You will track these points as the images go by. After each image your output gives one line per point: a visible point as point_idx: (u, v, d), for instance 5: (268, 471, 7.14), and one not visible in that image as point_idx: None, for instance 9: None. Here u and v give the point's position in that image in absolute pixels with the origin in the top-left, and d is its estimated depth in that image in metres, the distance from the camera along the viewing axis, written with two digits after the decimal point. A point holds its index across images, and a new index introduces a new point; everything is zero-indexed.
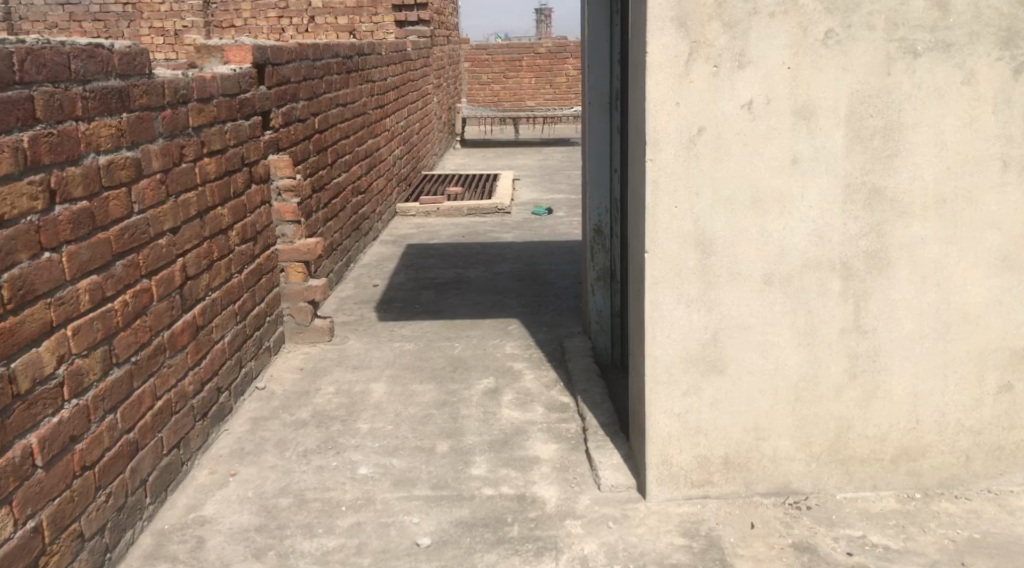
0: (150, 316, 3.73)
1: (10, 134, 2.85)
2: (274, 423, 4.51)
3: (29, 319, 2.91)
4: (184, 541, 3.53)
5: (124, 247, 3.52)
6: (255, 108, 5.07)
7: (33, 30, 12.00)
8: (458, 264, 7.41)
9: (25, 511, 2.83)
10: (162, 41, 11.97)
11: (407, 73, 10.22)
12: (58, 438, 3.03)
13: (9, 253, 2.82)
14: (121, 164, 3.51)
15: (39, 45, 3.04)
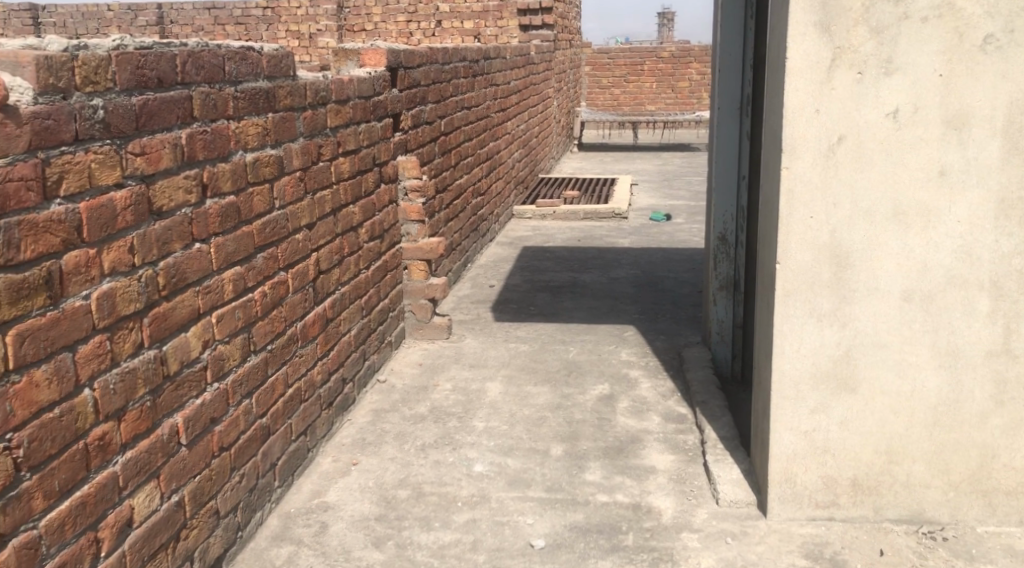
0: (285, 307, 3.90)
1: (170, 132, 3.01)
2: (394, 416, 4.64)
3: (181, 305, 3.08)
4: (309, 525, 3.68)
5: (265, 240, 3.70)
6: (387, 110, 5.22)
7: (182, 32, 12.77)
8: (574, 268, 7.44)
9: (169, 486, 3.01)
10: (297, 45, 12.49)
11: (529, 76, 10.32)
12: (201, 420, 3.21)
13: (166, 242, 2.99)
14: (265, 161, 3.68)
15: (199, 48, 3.20)
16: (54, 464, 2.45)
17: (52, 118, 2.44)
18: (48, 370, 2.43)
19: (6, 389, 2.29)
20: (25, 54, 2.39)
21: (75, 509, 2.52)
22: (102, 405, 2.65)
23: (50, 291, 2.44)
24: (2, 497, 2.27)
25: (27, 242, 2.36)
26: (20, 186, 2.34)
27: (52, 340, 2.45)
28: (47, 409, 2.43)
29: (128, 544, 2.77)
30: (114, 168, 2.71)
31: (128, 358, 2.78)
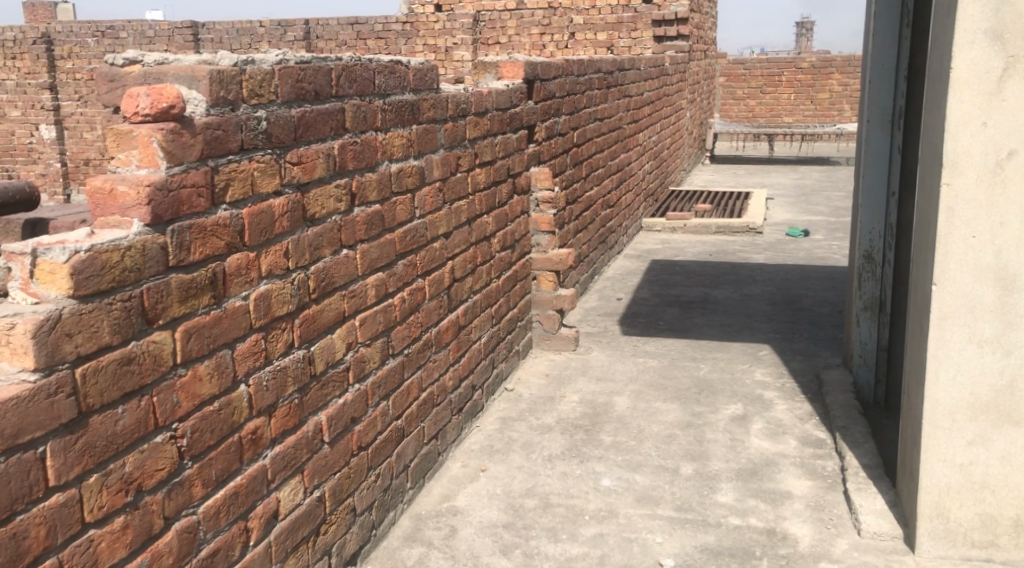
0: (422, 313, 3.99)
1: (324, 142, 3.14)
2: (521, 425, 4.68)
3: (328, 308, 3.20)
4: (439, 528, 3.75)
5: (406, 248, 3.80)
6: (523, 122, 5.28)
7: (327, 46, 13.20)
8: (705, 284, 7.32)
9: (312, 481, 3.13)
10: (433, 58, 12.50)
11: (663, 88, 10.23)
12: (342, 419, 3.32)
13: (317, 248, 3.11)
14: (409, 171, 3.78)
15: (353, 62, 3.32)
16: (212, 455, 2.59)
17: (222, 128, 2.59)
18: (210, 365, 2.57)
19: (173, 381, 2.43)
20: (201, 69, 2.55)
21: (228, 498, 2.66)
22: (255, 401, 2.79)
23: (214, 291, 2.59)
24: (167, 483, 2.42)
25: (197, 244, 2.51)
26: (192, 192, 2.49)
27: (214, 337, 2.59)
28: (208, 402, 2.57)
29: (274, 535, 2.90)
30: (274, 176, 2.85)
31: (279, 356, 2.91)
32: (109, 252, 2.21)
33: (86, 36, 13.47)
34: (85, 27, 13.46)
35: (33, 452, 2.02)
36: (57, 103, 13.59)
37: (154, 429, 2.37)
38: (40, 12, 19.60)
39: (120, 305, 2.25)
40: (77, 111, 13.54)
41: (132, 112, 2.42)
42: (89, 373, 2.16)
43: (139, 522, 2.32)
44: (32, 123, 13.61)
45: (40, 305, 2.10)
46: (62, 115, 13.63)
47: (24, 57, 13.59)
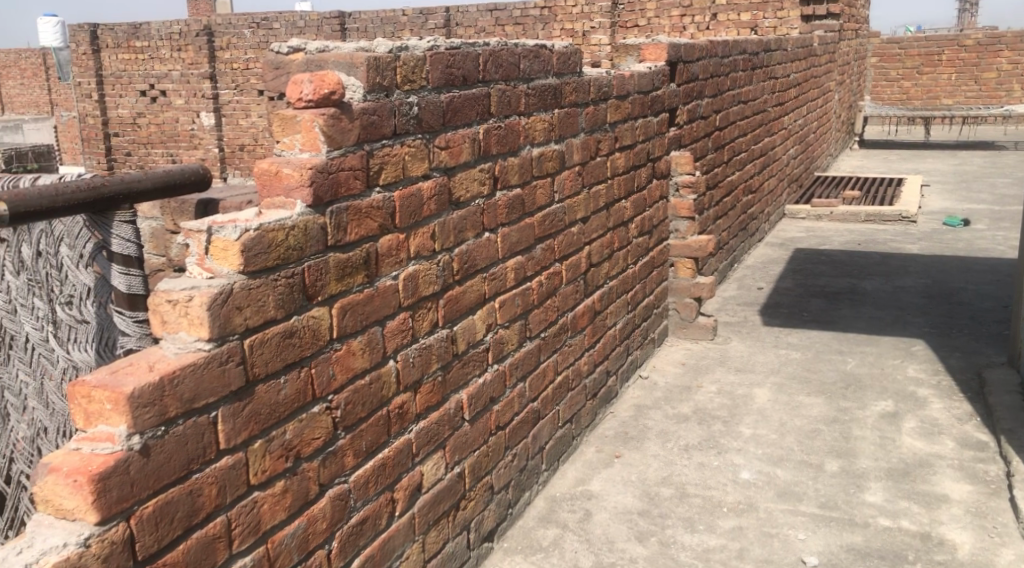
0: (559, 297, 3.99)
1: (470, 127, 3.17)
2: (656, 413, 4.65)
3: (470, 289, 3.26)
4: (574, 510, 3.79)
5: (545, 232, 3.79)
6: (665, 105, 5.20)
7: (466, 33, 13.47)
8: (853, 274, 7.05)
9: (453, 458, 3.21)
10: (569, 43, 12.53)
11: (811, 69, 9.87)
12: (481, 399, 3.38)
13: (460, 231, 3.17)
14: (550, 156, 3.76)
15: (499, 47, 3.33)
16: (363, 426, 2.70)
17: (377, 114, 2.68)
18: (362, 340, 2.68)
19: (330, 354, 2.55)
20: (359, 56, 2.64)
21: (377, 469, 2.78)
22: (403, 377, 2.88)
23: (367, 270, 2.70)
24: (322, 451, 2.54)
25: (352, 225, 2.62)
26: (350, 175, 2.60)
27: (367, 315, 2.70)
28: (360, 375, 2.69)
29: (417, 507, 3.01)
30: (423, 161, 2.92)
31: (425, 335, 3.00)
32: (275, 232, 2.34)
33: (242, 26, 13.93)
34: (242, 18, 13.98)
35: (206, 416, 2.17)
36: (215, 91, 14.23)
37: (312, 399, 2.49)
38: (199, 5, 20.47)
39: (284, 282, 2.38)
40: (233, 99, 14.14)
41: (296, 98, 2.54)
42: (256, 344, 2.29)
43: (297, 487, 2.45)
44: (193, 110, 14.36)
45: (214, 279, 2.25)
46: (219, 104, 14.23)
47: (187, 48, 14.17)
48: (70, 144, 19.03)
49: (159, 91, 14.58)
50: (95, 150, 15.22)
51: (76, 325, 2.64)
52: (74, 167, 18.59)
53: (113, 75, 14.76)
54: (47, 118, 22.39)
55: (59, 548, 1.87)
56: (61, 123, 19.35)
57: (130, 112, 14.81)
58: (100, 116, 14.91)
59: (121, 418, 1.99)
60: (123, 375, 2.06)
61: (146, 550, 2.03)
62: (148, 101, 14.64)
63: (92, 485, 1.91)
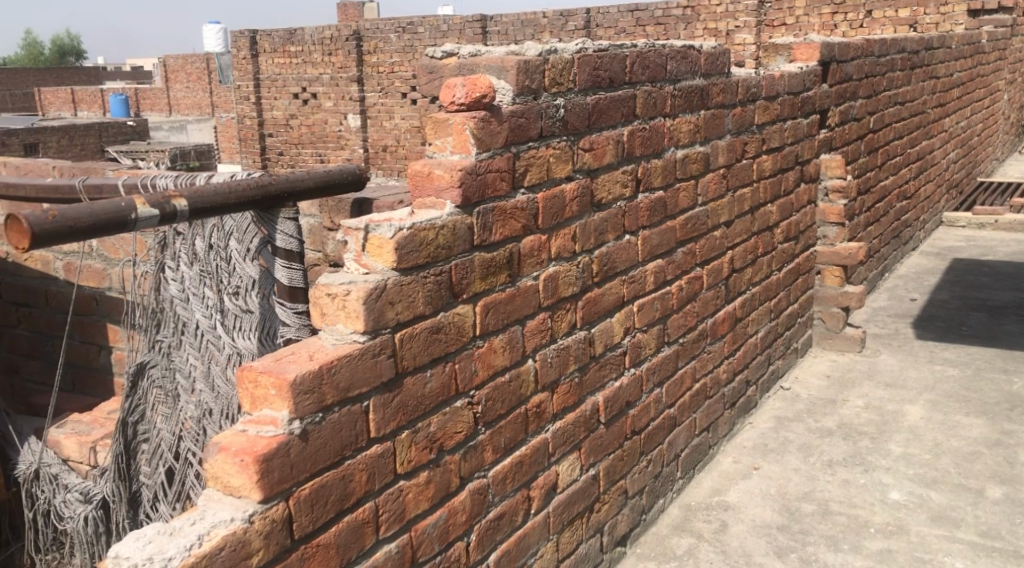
0: (699, 303, 3.92)
1: (615, 129, 3.17)
2: (798, 426, 4.52)
3: (610, 292, 3.25)
4: (710, 521, 3.73)
5: (687, 235, 3.74)
6: (815, 106, 5.05)
7: (605, 35, 12.84)
8: (1019, 288, 6.64)
9: (588, 459, 3.22)
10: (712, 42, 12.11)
11: (977, 68, 9.35)
12: (618, 402, 3.37)
13: (601, 233, 3.16)
14: (694, 158, 3.72)
15: (647, 48, 3.31)
16: (502, 423, 2.76)
17: (524, 117, 2.73)
18: (504, 339, 2.74)
19: (473, 351, 2.62)
20: (510, 59, 2.69)
21: (514, 466, 2.82)
22: (541, 376, 2.92)
23: (510, 270, 2.75)
24: (464, 445, 2.61)
25: (497, 225, 2.68)
26: (496, 176, 2.65)
27: (508, 314, 2.75)
28: (501, 373, 2.74)
29: (552, 507, 3.04)
30: (567, 162, 2.94)
31: (563, 336, 3.02)
32: (426, 231, 2.42)
33: (389, 31, 14.15)
34: (389, 23, 14.07)
35: (359, 405, 2.27)
36: (362, 94, 14.63)
37: (455, 394, 2.57)
38: (348, 11, 20.52)
39: (432, 278, 2.46)
40: (379, 101, 14.54)
41: (449, 101, 2.61)
42: (405, 338, 2.39)
43: (440, 479, 2.52)
44: (341, 112, 14.86)
45: (369, 275, 2.35)
46: (365, 105, 14.69)
47: (337, 53, 14.69)
48: (228, 143, 20.04)
49: (310, 93, 15.19)
50: (251, 149, 16.03)
51: (242, 315, 2.79)
52: (232, 164, 19.61)
53: (269, 78, 15.50)
54: (209, 120, 23.73)
55: (227, 522, 2.01)
56: (221, 124, 20.50)
57: (284, 114, 15.54)
58: (256, 118, 15.73)
59: (284, 403, 2.12)
60: (286, 362, 2.19)
61: (302, 529, 2.14)
62: (300, 103, 15.33)
63: (257, 465, 2.04)
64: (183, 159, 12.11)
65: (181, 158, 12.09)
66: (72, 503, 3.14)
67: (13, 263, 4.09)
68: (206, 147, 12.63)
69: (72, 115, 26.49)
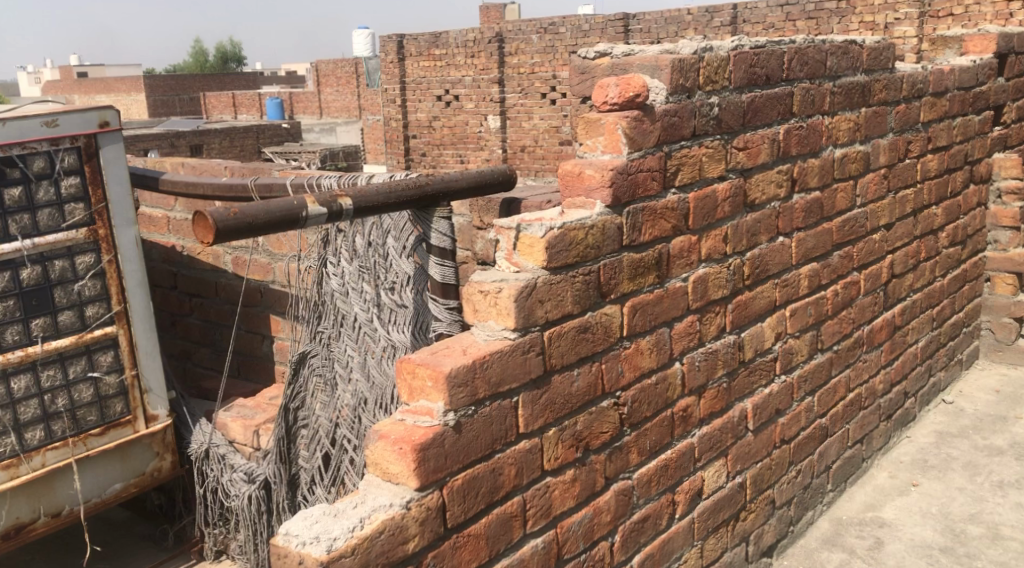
0: (855, 309, 3.77)
1: (770, 127, 3.09)
2: (963, 442, 4.28)
3: (761, 295, 3.16)
4: (863, 537, 3.58)
5: (844, 238, 3.60)
6: (988, 102, 4.77)
7: (752, 32, 11.50)
8: None
9: (735, 467, 3.15)
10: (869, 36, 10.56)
11: None
12: (767, 409, 3.27)
13: (754, 234, 3.09)
14: (853, 157, 3.58)
15: (806, 44, 3.20)
16: (648, 425, 2.73)
17: (678, 116, 2.70)
18: (651, 340, 2.71)
19: (619, 352, 2.61)
20: (664, 58, 2.66)
21: (659, 469, 2.79)
22: (688, 380, 2.87)
23: (659, 271, 2.72)
24: (610, 445, 2.61)
25: (647, 226, 2.66)
26: (648, 176, 2.63)
27: (656, 315, 2.72)
28: (647, 374, 2.72)
29: (697, 513, 2.99)
30: (720, 161, 2.89)
31: (712, 339, 2.96)
32: (576, 230, 2.43)
33: (531, 32, 13.58)
34: (532, 24, 13.52)
35: (509, 401, 2.32)
36: (502, 95, 14.19)
37: (601, 394, 2.57)
38: (489, 14, 20.44)
39: (581, 278, 2.47)
40: (519, 102, 13.98)
41: (602, 101, 2.61)
42: (554, 336, 2.41)
43: (585, 477, 2.54)
44: (481, 114, 14.55)
45: (520, 274, 2.38)
46: (506, 106, 14.22)
47: (479, 55, 14.28)
48: (374, 144, 20.58)
49: (453, 96, 15.00)
50: (395, 151, 16.10)
51: (397, 308, 2.91)
52: (376, 165, 20.13)
53: (415, 82, 15.39)
54: (356, 121, 24.52)
55: (387, 507, 2.08)
56: (367, 125, 21.08)
57: (427, 116, 15.46)
58: (401, 119, 15.67)
59: (439, 395, 2.18)
60: (441, 356, 2.25)
61: (455, 519, 2.20)
62: (443, 105, 15.17)
63: (414, 453, 2.11)
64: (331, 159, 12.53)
65: (329, 157, 12.60)
66: (237, 482, 3.30)
67: (187, 256, 4.36)
68: (353, 149, 13.06)
69: (232, 117, 27.89)
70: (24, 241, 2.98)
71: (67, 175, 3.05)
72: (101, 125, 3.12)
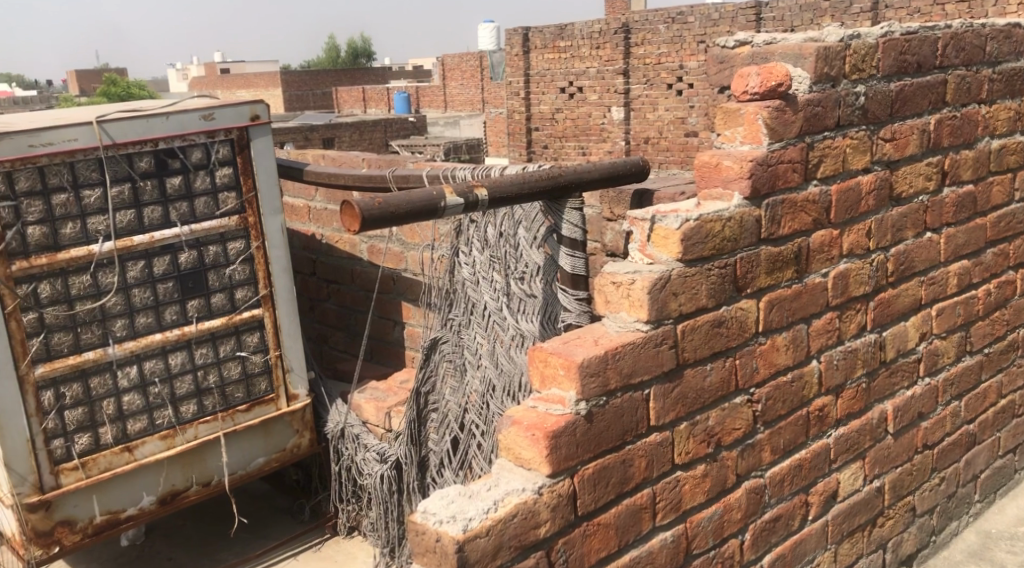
0: (1010, 310, 3.56)
1: (921, 117, 2.95)
2: None
3: (905, 293, 3.03)
4: (1014, 552, 3.39)
5: (999, 234, 3.41)
6: None
7: (896, 17, 10.52)
8: None
9: (874, 470, 3.03)
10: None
11: None
12: (909, 412, 3.13)
13: (900, 229, 2.96)
14: (1012, 148, 3.37)
15: (963, 29, 3.04)
16: (782, 424, 2.67)
17: (821, 105, 2.61)
18: (788, 337, 2.65)
19: (755, 347, 2.56)
20: (809, 46, 2.57)
21: (793, 469, 2.73)
22: (825, 379, 2.79)
23: (798, 266, 2.65)
24: (742, 442, 2.57)
25: (787, 219, 2.59)
26: (788, 167, 2.56)
27: (794, 311, 2.65)
28: (783, 371, 2.65)
29: (832, 515, 2.90)
30: (865, 153, 2.79)
31: (852, 338, 2.86)
32: (713, 222, 2.40)
33: (657, 22, 13.12)
34: (659, 14, 13.04)
35: (640, 393, 2.31)
36: (628, 87, 13.71)
37: (735, 390, 2.53)
38: (614, 4, 20.19)
39: (717, 271, 2.43)
40: (644, 93, 13.54)
41: (741, 91, 2.55)
42: (687, 330, 2.39)
43: (716, 473, 2.51)
44: (605, 105, 14.09)
45: (654, 266, 2.37)
46: (630, 98, 13.74)
47: (605, 47, 13.82)
48: (495, 138, 20.75)
49: (577, 88, 14.46)
50: (518, 144, 15.51)
51: (526, 298, 2.94)
52: (498, 157, 20.28)
53: (539, 74, 14.88)
54: (479, 115, 24.78)
55: (519, 491, 2.11)
56: (491, 118, 21.29)
57: (551, 108, 14.90)
58: (525, 112, 15.19)
59: (571, 384, 2.20)
60: (574, 345, 2.27)
61: (585, 507, 2.22)
62: (567, 97, 14.65)
63: (547, 440, 2.13)
64: (456, 150, 12.89)
65: (455, 149, 12.92)
66: (370, 462, 3.40)
67: (326, 244, 4.52)
68: (476, 140, 13.42)
69: (362, 112, 28.62)
70: (182, 228, 3.14)
71: (221, 166, 3.21)
72: (252, 119, 3.26)
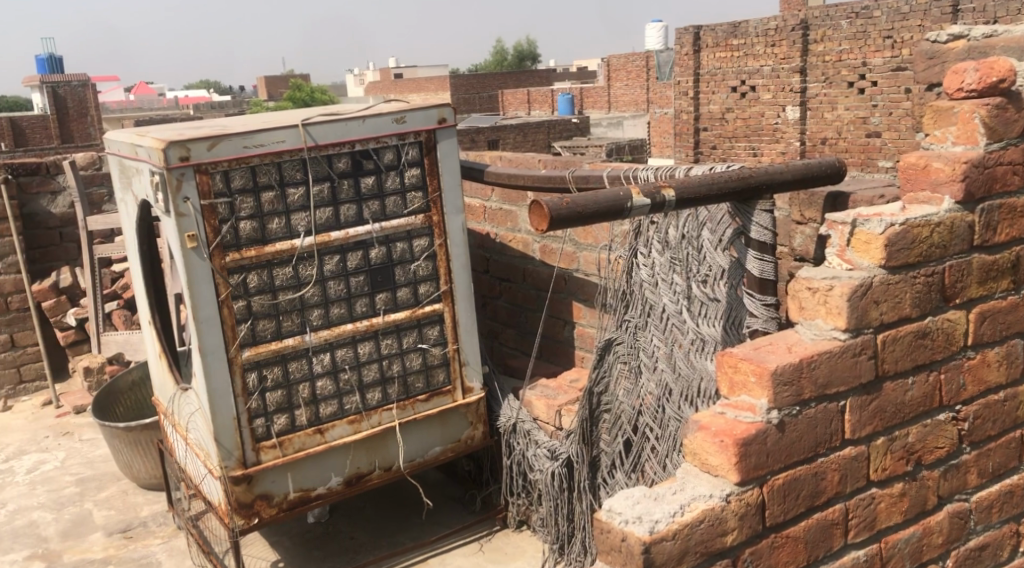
0: None
1: None
2: None
3: None
4: None
5: None
6: None
7: None
8: None
9: None
10: None
11: None
12: None
13: None
14: None
15: None
16: (991, 445, 2.49)
17: None
18: (1000, 352, 2.46)
19: (962, 362, 2.39)
20: None
21: (1003, 495, 2.53)
22: None
23: (1014, 276, 2.46)
24: (945, 462, 2.41)
25: (1004, 225, 2.41)
26: (1008, 170, 2.38)
27: (1009, 324, 2.46)
28: (993, 390, 2.47)
29: None
30: None
31: None
32: (920, 227, 2.26)
33: (841, 17, 12.50)
34: (842, 9, 12.43)
35: (835, 404, 2.21)
36: (805, 85, 13.15)
37: (938, 407, 2.38)
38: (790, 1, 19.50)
39: (923, 279, 2.29)
40: (823, 92, 12.96)
41: (955, 88, 2.39)
42: (888, 340, 2.26)
43: (915, 493, 2.37)
44: (780, 105, 13.54)
45: (853, 272, 2.25)
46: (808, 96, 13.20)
47: (781, 44, 13.31)
48: (660, 138, 20.53)
49: (749, 86, 13.99)
50: (684, 144, 15.13)
51: (708, 302, 2.85)
52: (662, 158, 20.02)
53: (709, 72, 14.46)
54: (644, 115, 24.56)
55: (706, 497, 2.06)
56: (656, 119, 21.06)
57: (720, 108, 14.48)
58: (693, 111, 14.79)
59: (763, 392, 2.13)
60: (765, 352, 2.19)
61: (774, 518, 2.15)
62: (738, 96, 14.16)
63: (736, 447, 2.08)
64: (619, 152, 12.92)
65: (614, 149, 12.97)
66: (541, 458, 3.41)
67: (500, 243, 4.58)
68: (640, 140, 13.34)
69: (528, 113, 28.92)
70: (374, 224, 3.27)
71: (410, 166, 3.31)
72: (440, 121, 3.33)
